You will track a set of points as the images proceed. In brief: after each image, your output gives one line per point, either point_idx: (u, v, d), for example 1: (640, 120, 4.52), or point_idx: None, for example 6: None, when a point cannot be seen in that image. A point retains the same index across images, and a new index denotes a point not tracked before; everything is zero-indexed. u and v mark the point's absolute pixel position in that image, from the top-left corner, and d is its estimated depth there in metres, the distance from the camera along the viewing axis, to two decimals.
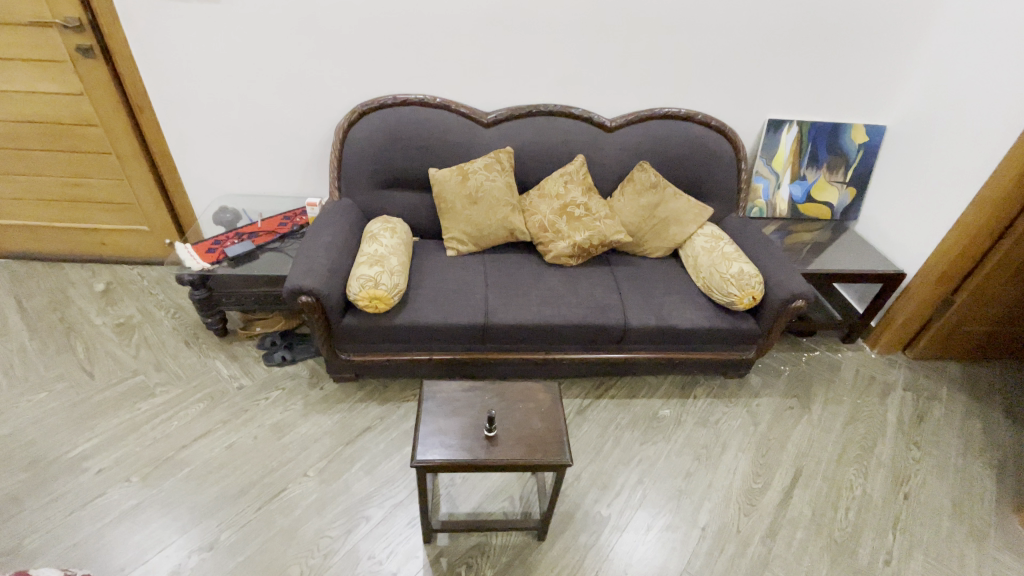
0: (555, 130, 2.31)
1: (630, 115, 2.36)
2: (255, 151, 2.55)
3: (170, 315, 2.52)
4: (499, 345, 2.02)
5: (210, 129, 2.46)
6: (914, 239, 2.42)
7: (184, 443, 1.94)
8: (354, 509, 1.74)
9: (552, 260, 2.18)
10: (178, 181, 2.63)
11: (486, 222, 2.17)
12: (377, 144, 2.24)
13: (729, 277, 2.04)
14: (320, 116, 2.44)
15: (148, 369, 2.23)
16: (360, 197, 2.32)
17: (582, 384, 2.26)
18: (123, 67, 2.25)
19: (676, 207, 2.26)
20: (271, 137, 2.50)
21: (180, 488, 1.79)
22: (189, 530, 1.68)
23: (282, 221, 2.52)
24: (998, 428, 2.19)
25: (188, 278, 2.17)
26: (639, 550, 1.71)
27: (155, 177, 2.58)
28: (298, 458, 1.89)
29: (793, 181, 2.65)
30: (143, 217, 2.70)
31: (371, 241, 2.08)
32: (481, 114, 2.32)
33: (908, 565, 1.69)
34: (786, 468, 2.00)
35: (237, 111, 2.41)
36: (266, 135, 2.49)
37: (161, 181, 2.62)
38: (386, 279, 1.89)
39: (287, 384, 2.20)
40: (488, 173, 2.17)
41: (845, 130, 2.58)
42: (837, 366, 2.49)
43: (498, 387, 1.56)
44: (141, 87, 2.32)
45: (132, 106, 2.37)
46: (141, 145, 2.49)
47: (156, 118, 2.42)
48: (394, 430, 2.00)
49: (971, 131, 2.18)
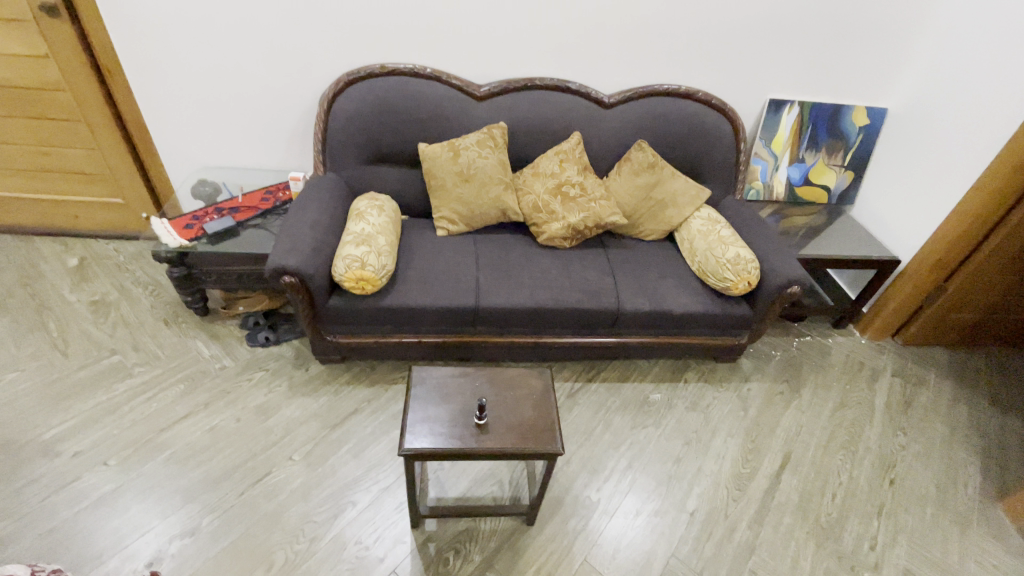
0: (550, 105, 2.22)
1: (628, 92, 2.28)
2: (235, 121, 2.42)
3: (148, 292, 2.43)
4: (490, 328, 1.97)
5: (185, 97, 2.32)
6: (910, 226, 2.40)
7: (164, 426, 1.88)
8: (340, 494, 1.71)
9: (545, 242, 2.12)
10: (154, 151, 2.51)
11: (477, 201, 2.10)
12: (363, 116, 2.14)
13: (725, 261, 2.00)
14: (304, 86, 2.31)
15: (126, 349, 2.15)
16: (347, 172, 2.22)
17: (573, 368, 2.23)
18: (91, 29, 2.10)
19: (673, 189, 2.20)
20: (252, 107, 2.37)
21: (161, 472, 1.75)
22: (170, 515, 1.64)
23: (264, 196, 2.42)
24: (983, 415, 2.22)
25: (166, 254, 2.07)
26: (628, 534, 1.71)
27: (129, 147, 2.45)
28: (282, 442, 1.85)
29: (791, 163, 2.60)
30: (118, 189, 2.58)
31: (357, 219, 2.00)
32: (474, 87, 2.21)
33: (891, 550, 1.71)
34: (775, 453, 2.00)
35: (215, 79, 2.28)
36: (246, 104, 2.36)
37: (136, 151, 2.49)
38: (373, 259, 1.82)
39: (271, 365, 2.14)
40: (480, 150, 2.09)
41: (846, 112, 2.52)
42: (827, 352, 2.49)
43: (489, 373, 1.52)
44: (112, 50, 2.17)
45: (102, 71, 2.23)
46: (113, 113, 2.35)
47: (127, 84, 2.28)
48: (381, 413, 1.96)
49: (974, 117, 2.13)
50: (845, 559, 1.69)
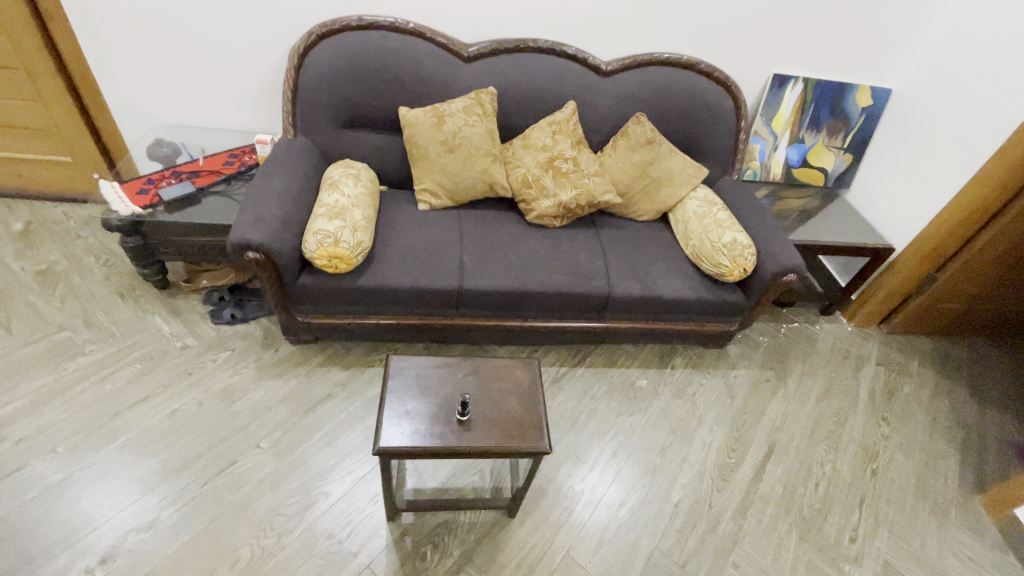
0: (544, 71, 2.05)
1: (628, 59, 2.11)
2: (195, 75, 2.19)
3: (101, 262, 2.23)
4: (473, 311, 1.86)
5: (138, 45, 2.08)
6: (906, 213, 2.34)
7: (120, 410, 1.74)
8: (311, 485, 1.61)
9: (534, 220, 1.99)
10: (103, 105, 2.26)
11: (462, 173, 1.95)
12: (339, 75, 1.94)
13: (721, 246, 1.91)
14: (272, 38, 2.09)
15: (76, 325, 1.98)
16: (320, 137, 2.04)
17: (559, 352, 2.15)
18: None
19: (670, 167, 2.08)
20: (214, 60, 2.14)
21: (116, 460, 1.62)
22: (126, 507, 1.53)
23: (228, 159, 2.22)
24: (962, 405, 2.23)
25: (117, 223, 1.89)
26: (612, 526, 1.66)
27: (75, 99, 2.20)
28: (249, 428, 1.73)
29: (790, 143, 2.49)
30: (64, 146, 2.33)
31: (331, 189, 1.83)
32: (461, 46, 2.02)
33: (872, 542, 1.72)
34: (760, 443, 1.98)
35: (172, 25, 2.04)
36: (208, 56, 2.13)
37: (83, 104, 2.24)
38: (347, 235, 1.67)
39: (237, 344, 2.00)
40: (467, 117, 1.92)
41: (850, 91, 2.41)
42: (814, 339, 2.46)
43: (473, 363, 1.43)
44: None
45: (40, 11, 1.96)
46: (56, 60, 2.09)
47: (71, 28, 2.02)
48: (356, 398, 1.85)
49: (983, 102, 2.05)
50: (827, 551, 1.68)
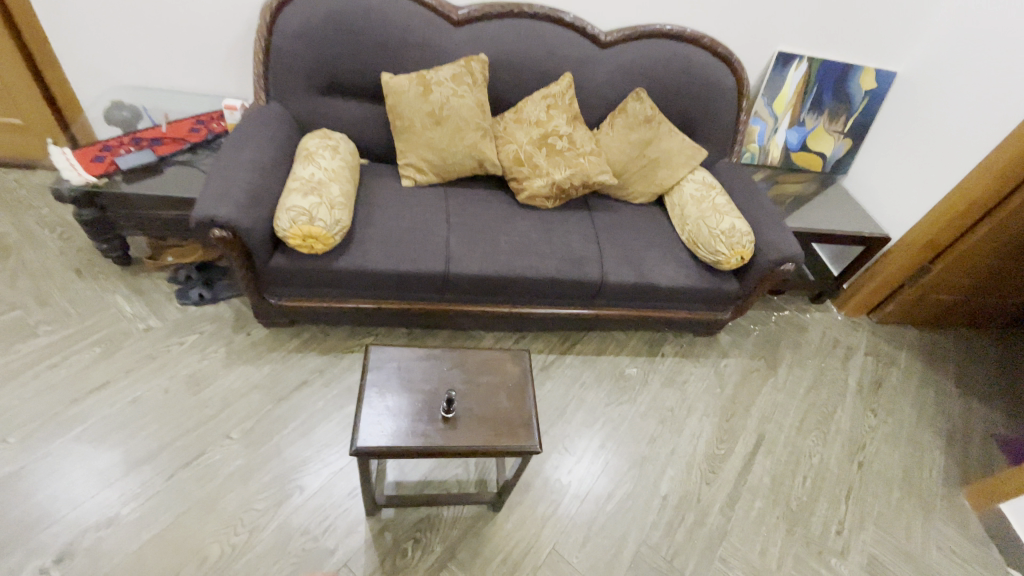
0: (539, 39, 1.91)
1: (628, 29, 1.98)
2: (156, 31, 1.99)
3: (56, 235, 2.06)
4: (459, 296, 1.76)
5: None
6: (904, 202, 2.30)
7: (77, 397, 1.62)
8: (286, 478, 1.53)
9: (525, 201, 1.88)
10: (55, 61, 2.05)
11: (450, 149, 1.82)
12: (316, 35, 1.78)
13: (719, 233, 1.83)
14: None
15: (28, 303, 1.83)
16: (295, 105, 1.88)
17: (547, 338, 2.07)
18: None
19: (669, 148, 1.98)
20: (177, 14, 1.95)
21: (73, 451, 1.51)
22: (84, 502, 1.42)
23: (193, 126, 2.05)
24: (947, 396, 2.24)
25: (69, 194, 1.72)
26: (599, 520, 1.62)
27: (22, 53, 1.99)
28: (219, 417, 1.63)
29: (790, 126, 2.41)
30: (12, 107, 2.12)
31: (306, 162, 1.69)
32: (450, 9, 1.86)
33: (857, 535, 1.72)
34: (749, 434, 1.95)
35: None
36: (170, 10, 1.94)
37: (32, 59, 2.03)
38: (324, 213, 1.54)
39: (206, 327, 1.87)
40: (456, 87, 1.79)
41: (854, 72, 2.32)
42: (805, 328, 2.43)
43: (459, 355, 1.35)
44: None
45: None
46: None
47: None
48: (334, 386, 1.76)
49: (991, 90, 1.99)
50: (814, 544, 1.67)
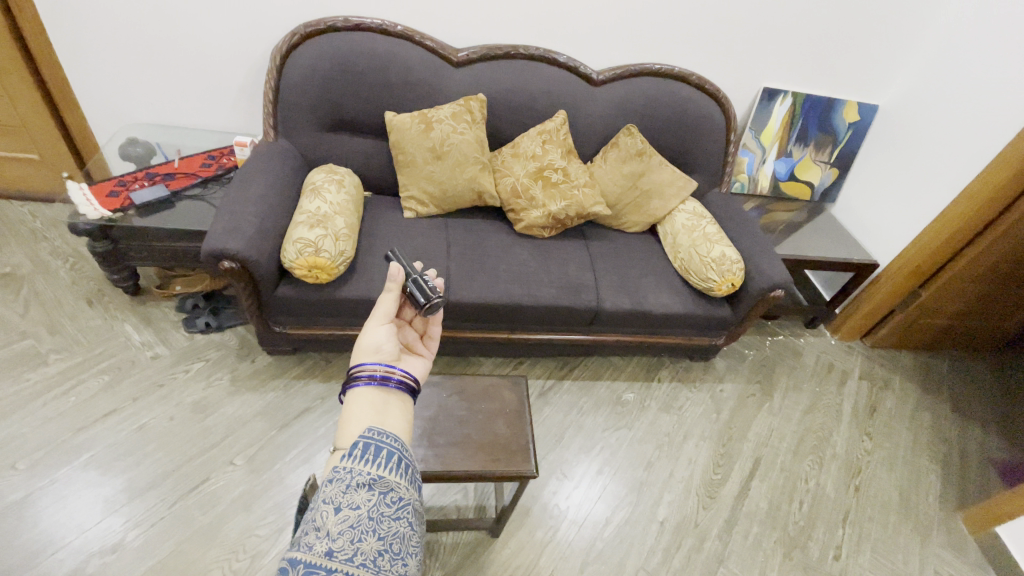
0: (537, 78, 2.00)
1: (619, 69, 2.08)
2: (177, 82, 2.13)
3: (68, 265, 2.12)
4: (460, 323, 1.81)
5: (122, 51, 2.02)
6: (891, 230, 2.38)
7: (83, 424, 1.65)
8: (287, 504, 1.56)
9: (522, 231, 1.96)
10: (77, 112, 2.19)
11: (450, 182, 1.90)
12: (323, 76, 1.85)
13: (710, 261, 1.88)
14: (256, 48, 2.05)
15: (41, 332, 1.88)
16: (301, 140, 1.95)
17: (546, 365, 2.11)
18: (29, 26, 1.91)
19: (660, 180, 2.06)
20: (194, 71, 2.10)
21: (77, 478, 1.53)
22: (89, 528, 1.44)
23: (206, 161, 2.13)
24: (943, 420, 2.25)
25: (84, 227, 1.78)
26: (597, 546, 1.64)
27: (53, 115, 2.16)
28: (223, 444, 1.67)
29: (778, 157, 2.52)
30: (32, 145, 2.23)
31: (312, 196, 1.76)
32: (452, 50, 1.95)
33: (855, 560, 1.73)
34: (746, 458, 1.97)
35: (161, 41, 2.01)
36: (190, 70, 2.10)
37: (59, 113, 2.18)
38: (328, 245, 1.61)
39: (211, 355, 1.92)
40: (455, 123, 1.87)
41: (837, 108, 2.44)
42: (799, 352, 2.46)
43: (458, 384, 1.44)
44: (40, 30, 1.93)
45: (30, 51, 1.98)
46: (36, 85, 2.07)
47: (59, 65, 2.04)
48: (335, 413, 1.80)
49: (959, 127, 2.11)
50: (811, 570, 1.69)
